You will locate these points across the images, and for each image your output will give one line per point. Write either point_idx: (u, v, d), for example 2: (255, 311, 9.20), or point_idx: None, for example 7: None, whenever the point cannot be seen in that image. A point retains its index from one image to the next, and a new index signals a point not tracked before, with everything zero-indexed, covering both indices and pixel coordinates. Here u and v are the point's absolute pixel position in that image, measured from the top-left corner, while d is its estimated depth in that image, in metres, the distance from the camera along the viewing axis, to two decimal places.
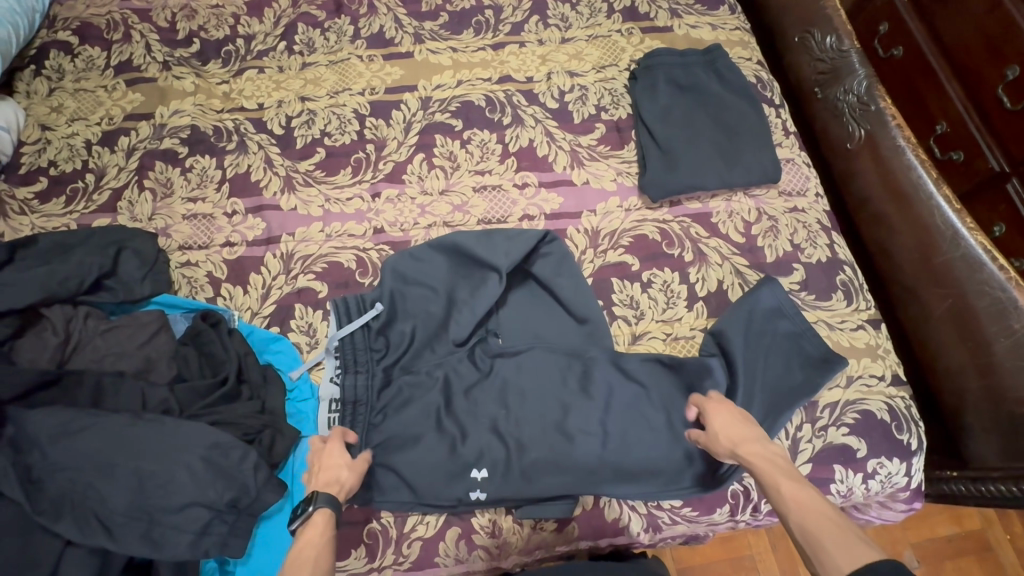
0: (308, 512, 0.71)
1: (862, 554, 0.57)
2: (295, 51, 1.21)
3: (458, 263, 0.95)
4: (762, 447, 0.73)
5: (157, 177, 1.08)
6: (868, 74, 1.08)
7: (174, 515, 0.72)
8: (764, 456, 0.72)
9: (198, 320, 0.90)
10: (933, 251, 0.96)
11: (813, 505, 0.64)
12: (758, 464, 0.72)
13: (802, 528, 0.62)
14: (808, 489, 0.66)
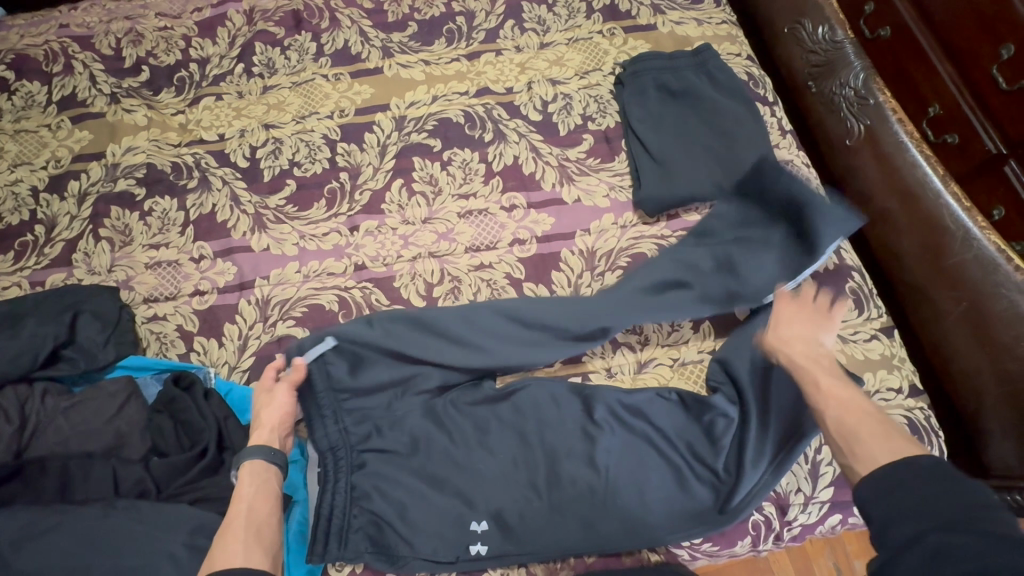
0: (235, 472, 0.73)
1: (900, 449, 0.60)
2: (254, 73, 1.12)
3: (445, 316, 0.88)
4: (809, 348, 0.77)
5: (114, 223, 1.00)
6: (865, 66, 1.04)
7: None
8: (807, 357, 0.76)
9: (170, 385, 0.83)
10: (944, 254, 0.92)
11: (850, 402, 0.68)
12: (802, 364, 0.75)
13: (840, 423, 0.66)
14: (852, 391, 0.70)
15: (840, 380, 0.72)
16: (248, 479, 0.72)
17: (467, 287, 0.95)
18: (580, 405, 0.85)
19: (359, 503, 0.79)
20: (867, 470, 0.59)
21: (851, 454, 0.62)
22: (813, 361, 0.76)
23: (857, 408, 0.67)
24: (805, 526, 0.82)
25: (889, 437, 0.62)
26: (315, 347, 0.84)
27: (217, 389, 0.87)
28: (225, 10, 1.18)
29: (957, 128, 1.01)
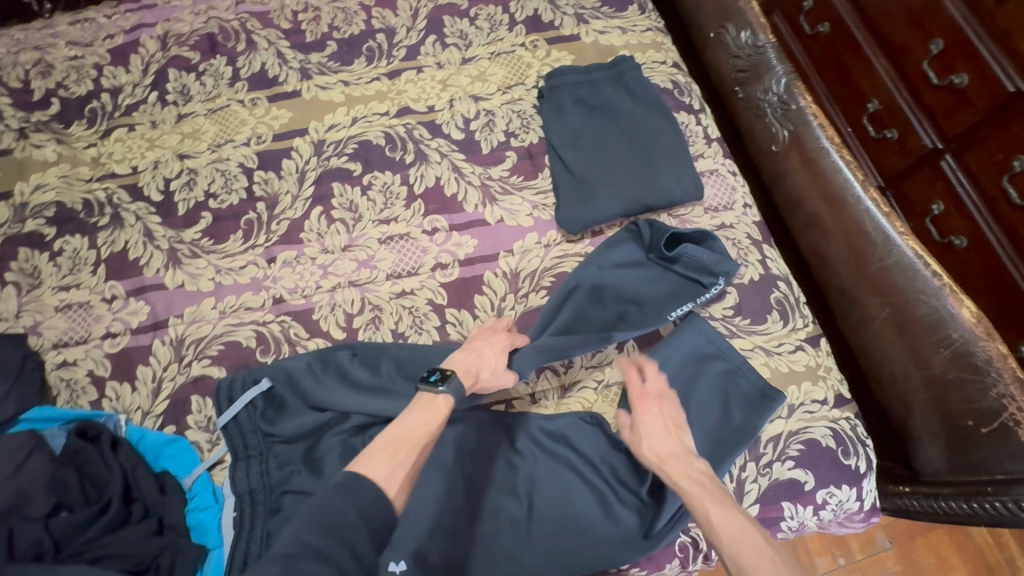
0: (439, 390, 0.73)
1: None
2: (168, 101, 1.09)
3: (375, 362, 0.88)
4: (686, 464, 0.72)
5: (22, 266, 0.96)
6: (787, 70, 1.02)
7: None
8: (690, 477, 0.70)
9: (75, 436, 0.80)
10: (868, 260, 0.91)
11: (743, 535, 0.62)
12: (687, 486, 0.69)
13: (728, 553, 0.61)
14: (737, 514, 0.64)
15: (721, 501, 0.66)
16: (429, 408, 0.71)
17: (388, 315, 0.92)
18: (502, 432, 0.85)
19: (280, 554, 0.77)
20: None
21: None
22: (694, 480, 0.70)
23: (745, 530, 0.63)
24: None
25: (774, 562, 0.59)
26: (245, 394, 0.84)
27: (129, 437, 0.84)
28: (137, 36, 1.14)
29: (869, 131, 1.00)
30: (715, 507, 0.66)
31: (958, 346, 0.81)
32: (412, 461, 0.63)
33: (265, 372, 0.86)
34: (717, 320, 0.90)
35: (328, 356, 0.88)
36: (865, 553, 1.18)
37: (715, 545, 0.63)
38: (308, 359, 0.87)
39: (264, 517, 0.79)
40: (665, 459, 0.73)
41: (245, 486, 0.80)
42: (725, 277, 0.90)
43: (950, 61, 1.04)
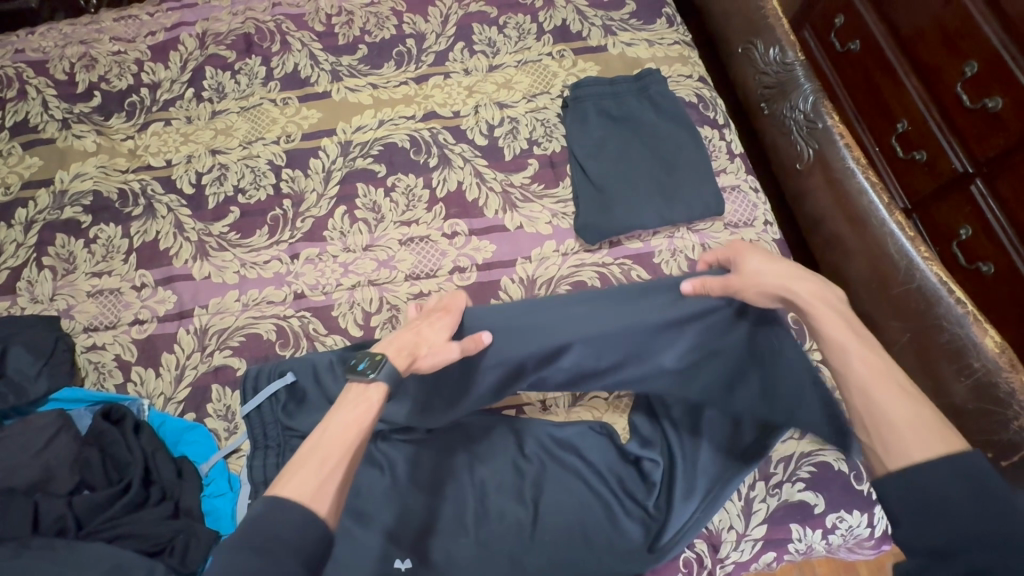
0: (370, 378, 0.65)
1: (934, 442, 0.51)
2: (204, 98, 1.12)
3: None
4: (828, 306, 0.65)
5: (58, 251, 1.00)
6: (815, 88, 1.01)
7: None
8: (833, 317, 0.63)
9: (100, 418, 0.83)
10: (890, 283, 0.90)
11: (885, 377, 0.57)
12: (823, 322, 0.63)
13: (868, 401, 0.56)
14: (887, 363, 0.58)
15: (867, 341, 0.61)
16: (361, 401, 0.64)
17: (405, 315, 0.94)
18: (511, 437, 0.86)
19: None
20: (901, 469, 0.51)
21: (875, 438, 0.54)
22: (846, 326, 0.63)
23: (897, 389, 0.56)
24: (738, 564, 0.81)
25: (923, 422, 0.53)
26: (270, 385, 0.86)
27: (151, 421, 0.87)
28: (177, 34, 1.18)
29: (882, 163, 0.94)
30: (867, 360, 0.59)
31: (981, 375, 0.79)
32: (341, 472, 0.57)
33: (289, 364, 0.88)
34: None
35: (348, 354, 0.88)
36: None
37: (846, 387, 0.59)
38: (336, 355, 0.88)
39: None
40: (800, 304, 0.66)
41: (259, 476, 0.82)
42: None
43: (984, 84, 1.03)
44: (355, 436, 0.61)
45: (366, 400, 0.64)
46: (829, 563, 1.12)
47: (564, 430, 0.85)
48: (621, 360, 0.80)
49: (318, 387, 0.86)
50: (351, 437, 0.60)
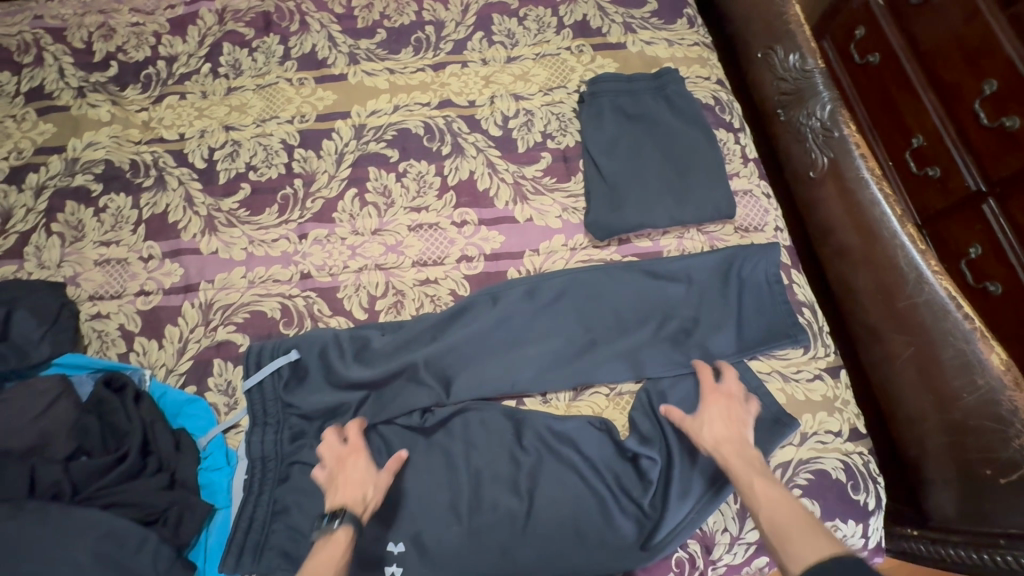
0: (332, 527, 0.69)
1: (824, 547, 0.59)
2: (220, 74, 1.12)
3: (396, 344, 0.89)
4: (740, 449, 0.75)
5: (67, 218, 1.00)
6: (833, 97, 1.00)
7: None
8: (741, 458, 0.73)
9: (101, 385, 0.83)
10: (897, 295, 0.89)
11: (781, 502, 0.66)
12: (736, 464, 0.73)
13: (772, 522, 0.64)
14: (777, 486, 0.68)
15: (769, 478, 0.70)
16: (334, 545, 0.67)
17: (410, 301, 0.94)
18: (509, 427, 0.86)
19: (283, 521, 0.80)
20: (804, 572, 0.57)
21: (783, 552, 0.61)
22: (749, 464, 0.72)
23: (789, 507, 0.65)
24: (730, 566, 0.81)
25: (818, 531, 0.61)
26: (273, 361, 0.86)
27: (151, 391, 0.87)
28: (197, 8, 1.18)
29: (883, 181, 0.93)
30: (767, 488, 0.68)
31: (984, 392, 0.79)
32: None
33: (293, 342, 0.88)
34: (736, 342, 0.90)
35: (353, 334, 0.89)
36: None
37: (755, 511, 0.67)
38: (342, 336, 0.89)
39: (272, 485, 0.82)
40: (722, 443, 0.76)
41: (257, 452, 0.83)
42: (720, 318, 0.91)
43: (1002, 103, 1.03)
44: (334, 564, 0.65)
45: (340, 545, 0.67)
46: None
47: (563, 423, 0.85)
48: (627, 343, 0.90)
49: (317, 365, 0.88)
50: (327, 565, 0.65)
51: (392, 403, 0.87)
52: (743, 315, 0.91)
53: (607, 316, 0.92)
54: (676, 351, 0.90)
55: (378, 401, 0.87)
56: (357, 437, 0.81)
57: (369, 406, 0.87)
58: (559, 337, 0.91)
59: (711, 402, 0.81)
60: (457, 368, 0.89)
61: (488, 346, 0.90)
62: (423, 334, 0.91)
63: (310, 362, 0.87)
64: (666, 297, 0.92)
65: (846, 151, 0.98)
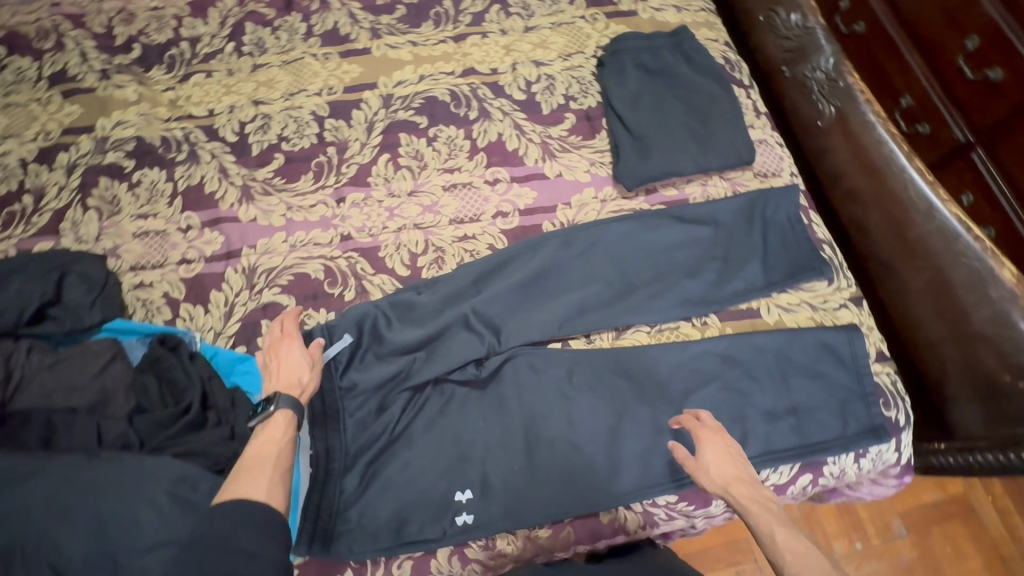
0: (269, 411, 0.75)
1: None
2: (244, 52, 1.14)
3: (441, 301, 0.92)
4: (752, 490, 0.74)
5: (102, 194, 1.01)
6: (835, 49, 1.07)
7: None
8: (757, 501, 0.72)
9: (155, 345, 0.84)
10: (907, 226, 0.95)
11: (807, 560, 0.65)
12: (751, 509, 0.71)
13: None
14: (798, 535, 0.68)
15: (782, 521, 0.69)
16: (272, 459, 0.71)
17: (450, 257, 0.97)
18: (560, 367, 0.90)
19: (349, 467, 0.83)
20: None
21: None
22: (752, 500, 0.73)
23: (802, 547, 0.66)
24: (776, 486, 0.86)
25: None
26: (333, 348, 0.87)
27: (203, 352, 0.88)
28: None
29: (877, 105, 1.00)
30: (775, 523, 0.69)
31: (999, 306, 0.84)
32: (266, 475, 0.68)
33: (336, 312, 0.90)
34: (766, 277, 0.94)
35: (396, 298, 0.92)
36: (883, 538, 1.22)
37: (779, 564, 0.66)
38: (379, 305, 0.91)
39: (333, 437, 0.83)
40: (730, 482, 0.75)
41: (316, 404, 0.85)
42: (749, 255, 0.96)
43: (984, 57, 1.09)
44: (280, 456, 0.71)
45: (280, 444, 0.72)
46: (832, 516, 1.24)
47: (610, 360, 0.90)
48: (663, 284, 0.94)
49: (364, 323, 0.89)
50: (272, 458, 0.71)
51: (441, 352, 0.89)
52: (769, 251, 0.96)
53: (645, 260, 0.96)
54: (709, 289, 0.94)
55: (427, 353, 0.89)
56: (407, 401, 0.87)
57: (419, 356, 0.89)
58: (598, 283, 0.95)
59: (699, 436, 0.80)
60: (504, 317, 0.92)
61: (530, 290, 0.94)
62: (467, 286, 0.94)
63: (362, 322, 0.90)
64: (697, 244, 0.97)
65: (852, 99, 1.04)
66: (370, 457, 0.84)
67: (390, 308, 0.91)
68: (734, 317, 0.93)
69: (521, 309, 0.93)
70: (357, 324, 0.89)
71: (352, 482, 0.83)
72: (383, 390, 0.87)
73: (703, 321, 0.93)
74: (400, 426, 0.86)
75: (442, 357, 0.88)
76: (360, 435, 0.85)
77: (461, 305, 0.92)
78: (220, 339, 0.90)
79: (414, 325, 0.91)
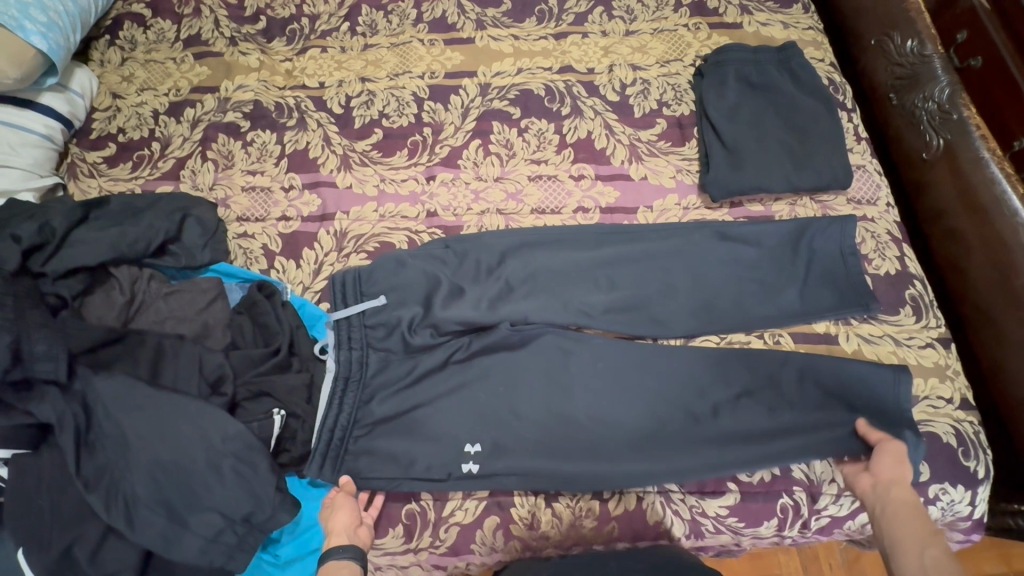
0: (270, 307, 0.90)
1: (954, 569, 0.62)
2: (358, 32, 1.21)
3: (508, 287, 0.94)
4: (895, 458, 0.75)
5: (219, 148, 1.10)
6: (953, 80, 1.02)
7: (214, 492, 0.73)
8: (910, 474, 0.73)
9: (253, 290, 0.91)
10: (1013, 271, 0.90)
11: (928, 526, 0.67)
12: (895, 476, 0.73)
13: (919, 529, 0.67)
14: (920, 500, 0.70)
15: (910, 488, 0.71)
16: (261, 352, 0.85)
17: None
18: (621, 364, 0.90)
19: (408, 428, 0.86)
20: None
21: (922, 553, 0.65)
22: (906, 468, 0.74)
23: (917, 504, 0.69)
24: (833, 518, 0.83)
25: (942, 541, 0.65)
26: (361, 305, 0.90)
27: (292, 302, 0.94)
28: None
29: (983, 50, 0.99)
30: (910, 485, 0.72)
31: None
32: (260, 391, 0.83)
33: (407, 258, 0.94)
34: (852, 305, 0.91)
35: (462, 275, 0.94)
36: None
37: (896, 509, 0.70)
38: (445, 279, 0.93)
39: (348, 420, 0.85)
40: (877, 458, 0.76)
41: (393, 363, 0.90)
42: (836, 280, 0.92)
43: None
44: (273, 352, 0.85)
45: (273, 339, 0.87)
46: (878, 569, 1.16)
47: (672, 360, 0.89)
48: (737, 297, 0.93)
49: (430, 297, 0.92)
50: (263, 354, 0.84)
51: (503, 333, 0.91)
52: (859, 278, 0.92)
53: (722, 270, 0.94)
54: (787, 311, 0.92)
55: (489, 333, 0.92)
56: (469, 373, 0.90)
57: (482, 334, 0.92)
58: (669, 286, 0.94)
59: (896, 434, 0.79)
60: (571, 310, 0.93)
61: (602, 283, 0.95)
62: (543, 274, 0.95)
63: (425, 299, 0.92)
64: (774, 260, 0.94)
65: (966, 132, 0.99)
66: (406, 443, 0.85)
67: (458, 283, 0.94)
68: (810, 339, 0.91)
69: (590, 302, 0.94)
70: (423, 296, 0.92)
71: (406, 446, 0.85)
72: (426, 363, 0.90)
73: (775, 340, 0.91)
74: (450, 402, 0.87)
75: (503, 339, 0.91)
76: (395, 414, 0.87)
77: (532, 295, 0.93)
78: (308, 293, 0.97)
79: (481, 303, 0.92)
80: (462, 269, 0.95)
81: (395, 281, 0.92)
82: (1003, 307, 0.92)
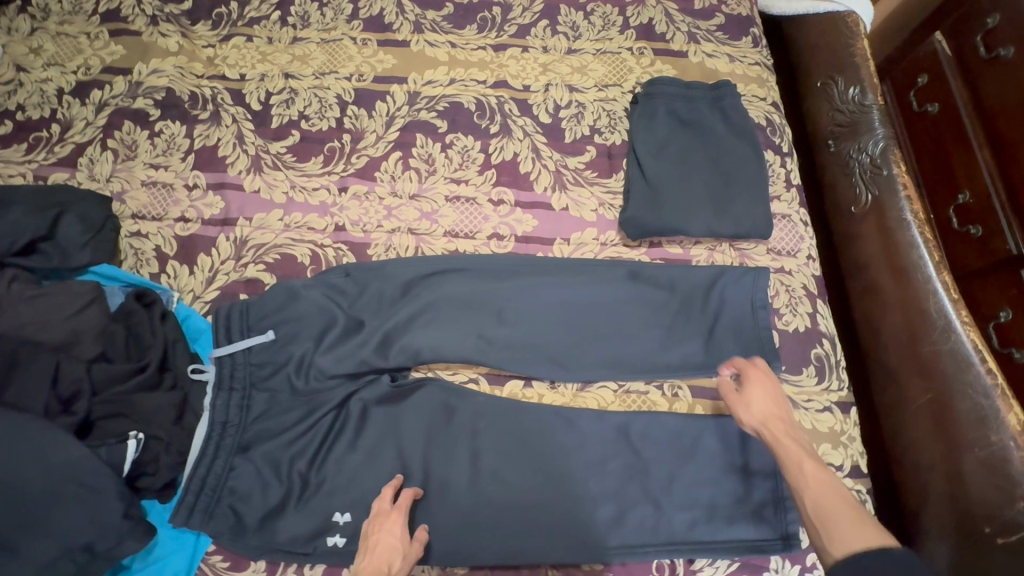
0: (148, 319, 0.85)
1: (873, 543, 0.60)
2: (288, 23, 1.14)
3: (407, 316, 0.89)
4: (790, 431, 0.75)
5: (123, 137, 1.04)
6: (887, 134, 0.99)
7: (49, 519, 0.69)
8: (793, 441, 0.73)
9: (132, 298, 0.86)
10: (921, 341, 0.88)
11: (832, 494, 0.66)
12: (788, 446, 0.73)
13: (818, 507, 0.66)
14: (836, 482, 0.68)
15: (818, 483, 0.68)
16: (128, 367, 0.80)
17: None
18: (511, 411, 0.86)
19: (283, 458, 0.82)
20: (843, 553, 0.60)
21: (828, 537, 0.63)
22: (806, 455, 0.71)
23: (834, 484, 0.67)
24: None
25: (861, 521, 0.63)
26: (245, 340, 0.85)
27: (176, 313, 0.90)
28: None
29: None
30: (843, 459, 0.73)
31: (995, 450, 0.77)
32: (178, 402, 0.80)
33: (300, 288, 0.88)
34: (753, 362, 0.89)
35: (359, 300, 0.90)
36: None
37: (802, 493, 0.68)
38: (341, 314, 0.88)
39: (217, 448, 0.81)
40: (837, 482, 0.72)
41: (274, 386, 0.85)
42: (742, 333, 0.90)
43: None
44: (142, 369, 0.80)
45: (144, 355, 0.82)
46: None
47: (564, 408, 0.86)
48: (642, 344, 0.90)
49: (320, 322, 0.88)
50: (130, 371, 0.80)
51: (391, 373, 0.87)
52: (766, 333, 0.89)
53: (630, 314, 0.91)
54: (689, 362, 0.89)
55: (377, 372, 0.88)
56: (353, 408, 0.86)
57: (368, 372, 0.87)
58: (574, 327, 0.91)
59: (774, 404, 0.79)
60: (468, 344, 0.88)
61: (506, 319, 0.91)
62: (444, 305, 0.90)
63: (313, 326, 0.87)
64: (682, 308, 0.91)
65: (895, 192, 0.96)
66: (281, 481, 0.82)
67: (354, 308, 0.89)
68: (709, 394, 0.88)
69: (489, 340, 0.89)
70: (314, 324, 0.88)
71: (279, 477, 0.82)
72: (314, 402, 0.85)
73: (673, 392, 0.88)
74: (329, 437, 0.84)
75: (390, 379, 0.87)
76: (277, 457, 0.82)
77: (428, 327, 0.89)
78: (199, 303, 0.92)
79: (374, 333, 0.88)
80: (361, 299, 0.90)
81: (285, 312, 0.87)
82: (908, 376, 0.90)
